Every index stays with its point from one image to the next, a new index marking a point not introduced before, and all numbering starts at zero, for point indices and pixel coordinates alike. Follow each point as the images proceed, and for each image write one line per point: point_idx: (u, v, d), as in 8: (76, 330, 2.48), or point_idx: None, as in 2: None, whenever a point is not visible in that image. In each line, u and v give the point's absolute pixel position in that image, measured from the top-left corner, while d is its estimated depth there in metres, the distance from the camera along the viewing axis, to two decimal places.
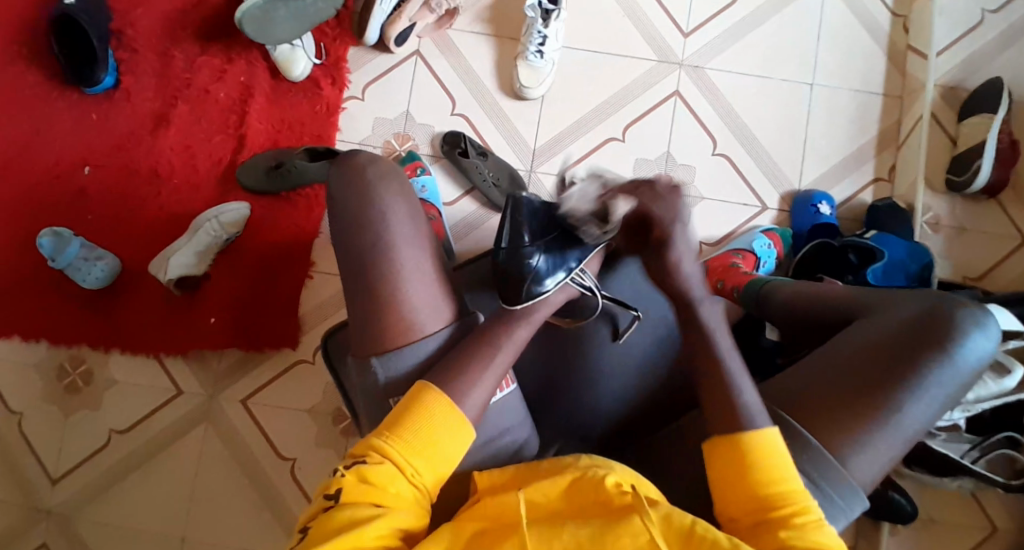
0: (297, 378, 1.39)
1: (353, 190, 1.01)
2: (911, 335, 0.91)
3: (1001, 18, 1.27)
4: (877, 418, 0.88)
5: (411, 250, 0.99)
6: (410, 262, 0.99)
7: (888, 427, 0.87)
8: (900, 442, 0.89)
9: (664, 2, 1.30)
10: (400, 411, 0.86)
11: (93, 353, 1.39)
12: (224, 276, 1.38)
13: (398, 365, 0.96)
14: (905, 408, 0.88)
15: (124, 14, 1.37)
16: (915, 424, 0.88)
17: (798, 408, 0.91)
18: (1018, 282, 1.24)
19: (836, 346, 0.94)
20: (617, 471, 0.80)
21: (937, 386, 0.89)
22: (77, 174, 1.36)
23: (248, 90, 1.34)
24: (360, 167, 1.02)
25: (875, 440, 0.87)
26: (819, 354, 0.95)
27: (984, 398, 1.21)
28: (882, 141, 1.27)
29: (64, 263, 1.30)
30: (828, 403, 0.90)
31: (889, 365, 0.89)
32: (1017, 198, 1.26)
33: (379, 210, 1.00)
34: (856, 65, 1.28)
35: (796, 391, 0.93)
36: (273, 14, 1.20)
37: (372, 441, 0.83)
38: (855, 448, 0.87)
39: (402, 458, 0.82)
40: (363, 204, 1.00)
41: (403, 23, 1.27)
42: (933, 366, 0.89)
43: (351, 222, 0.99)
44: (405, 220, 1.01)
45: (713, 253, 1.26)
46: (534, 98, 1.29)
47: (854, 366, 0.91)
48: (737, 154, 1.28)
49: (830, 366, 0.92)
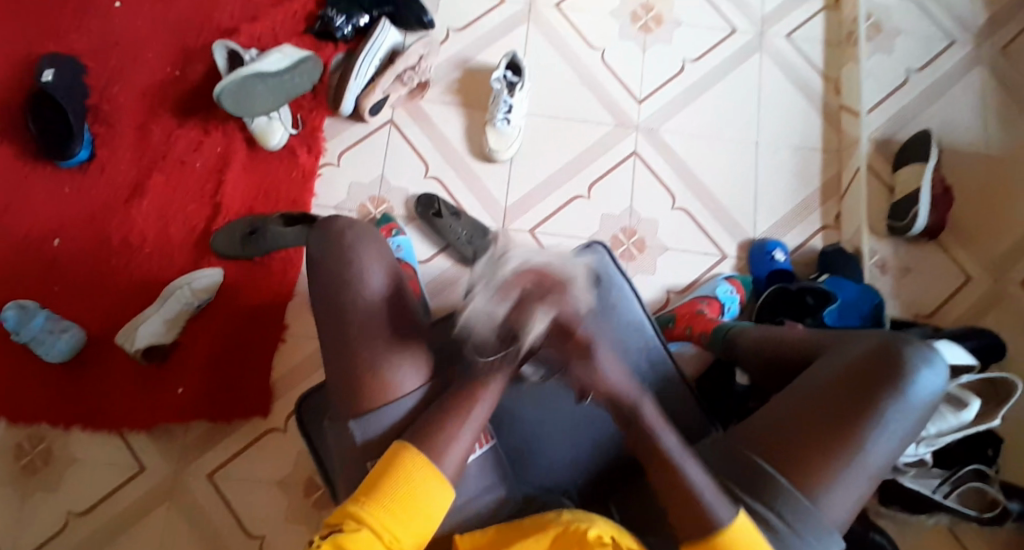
0: (267, 448, 1.35)
1: (331, 255, 1.05)
2: (868, 373, 0.95)
3: (924, 77, 1.41)
4: (844, 455, 0.92)
5: (391, 307, 1.03)
6: (390, 320, 1.02)
7: (853, 465, 0.92)
8: (866, 480, 0.93)
9: (619, 73, 1.41)
10: (374, 476, 0.88)
11: (54, 429, 1.33)
12: (194, 345, 1.36)
13: (381, 423, 0.98)
14: (868, 446, 0.92)
15: (100, 89, 1.40)
16: (878, 459, 0.92)
17: (769, 448, 0.95)
18: (964, 316, 1.32)
19: (798, 387, 0.99)
20: (598, 524, 0.85)
21: (895, 421, 0.93)
22: (47, 246, 1.36)
23: (225, 159, 1.39)
24: (339, 233, 1.06)
25: (843, 478, 0.91)
26: (784, 401, 0.98)
27: (946, 432, 1.19)
28: (826, 192, 1.38)
29: (29, 335, 1.28)
30: (797, 442, 0.94)
31: (850, 403, 0.94)
32: (955, 238, 1.35)
33: (357, 272, 1.03)
34: (796, 124, 1.40)
35: (765, 432, 0.96)
36: (251, 89, 1.28)
37: (348, 508, 0.85)
38: (825, 487, 0.91)
39: (377, 522, 0.84)
40: (342, 266, 1.04)
41: (378, 95, 1.35)
42: (890, 403, 0.93)
43: (333, 266, 1.03)
44: (383, 279, 1.04)
45: (680, 300, 1.32)
46: (503, 160, 1.36)
47: (818, 410, 0.95)
48: (694, 207, 1.36)
49: (795, 408, 0.96)
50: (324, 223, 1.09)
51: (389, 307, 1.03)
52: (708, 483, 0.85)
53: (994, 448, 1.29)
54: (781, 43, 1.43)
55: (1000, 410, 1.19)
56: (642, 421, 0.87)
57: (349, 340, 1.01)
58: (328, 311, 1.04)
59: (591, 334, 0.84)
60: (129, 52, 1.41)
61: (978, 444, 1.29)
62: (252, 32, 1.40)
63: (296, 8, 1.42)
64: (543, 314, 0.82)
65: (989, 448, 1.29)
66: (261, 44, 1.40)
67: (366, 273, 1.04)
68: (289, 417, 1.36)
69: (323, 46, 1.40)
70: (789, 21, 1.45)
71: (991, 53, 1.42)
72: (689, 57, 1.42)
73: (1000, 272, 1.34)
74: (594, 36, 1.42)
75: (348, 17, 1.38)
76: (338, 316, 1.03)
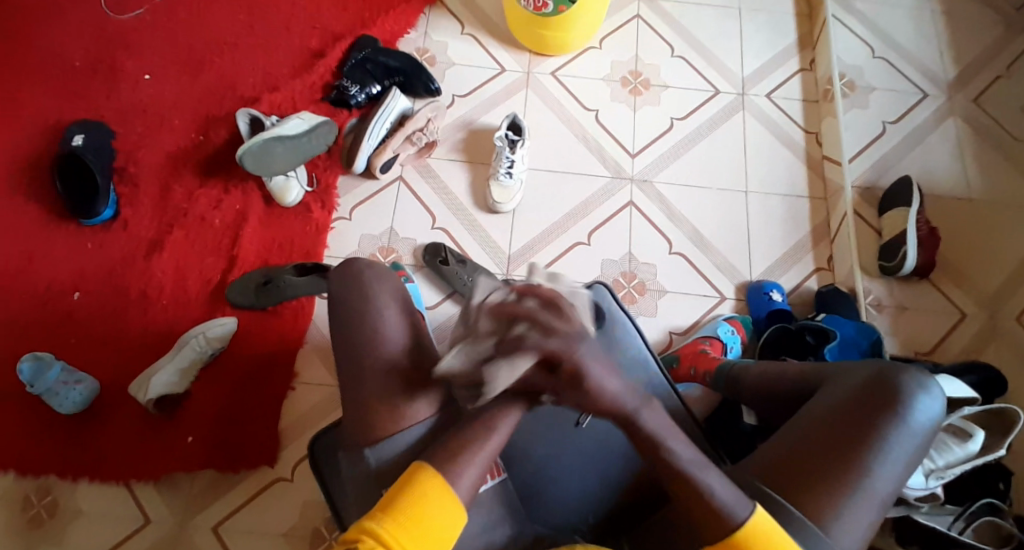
0: (273, 500, 1.33)
1: (350, 289, 1.02)
2: (866, 400, 0.96)
3: (899, 128, 1.51)
4: (852, 479, 0.91)
5: (403, 338, 1.00)
6: (399, 352, 0.99)
7: (861, 491, 0.91)
8: (875, 506, 0.92)
9: (613, 131, 1.51)
10: (391, 493, 0.84)
11: (60, 482, 1.32)
12: (205, 394, 1.37)
13: (395, 448, 0.95)
14: (874, 470, 0.92)
15: (127, 154, 1.49)
16: (884, 486, 0.92)
17: (777, 476, 0.94)
18: (966, 351, 1.34)
19: (799, 419, 0.98)
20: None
21: (897, 445, 0.93)
22: (67, 299, 1.40)
23: (243, 216, 1.45)
24: (356, 271, 1.04)
25: (853, 503, 0.91)
26: (788, 431, 0.98)
27: (954, 464, 1.14)
28: (816, 236, 1.44)
29: (43, 387, 1.28)
30: (803, 468, 0.93)
31: (852, 429, 0.94)
32: (947, 276, 1.39)
33: (374, 304, 1.01)
34: (783, 175, 1.48)
35: (771, 465, 0.95)
36: (272, 150, 1.35)
37: (363, 525, 0.80)
38: (835, 512, 0.90)
39: (394, 541, 0.79)
40: (362, 299, 1.01)
41: (388, 155, 1.44)
42: (891, 428, 0.93)
43: (351, 289, 1.02)
44: (399, 311, 1.02)
45: (683, 341, 1.35)
46: (506, 212, 1.44)
47: (820, 438, 0.94)
48: (692, 252, 1.42)
49: (798, 438, 0.96)
50: (343, 261, 1.07)
51: (402, 337, 1.00)
52: (734, 494, 0.84)
53: (1005, 481, 1.27)
54: (762, 102, 1.54)
55: (1006, 440, 1.16)
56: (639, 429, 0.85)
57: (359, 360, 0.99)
58: (341, 331, 1.01)
59: (582, 359, 0.79)
60: (157, 119, 1.51)
61: (989, 478, 1.27)
62: (273, 101, 1.50)
63: (314, 77, 1.53)
64: (529, 348, 0.79)
65: (1000, 482, 1.26)
66: (281, 112, 1.50)
67: (383, 304, 1.01)
68: (296, 466, 1.35)
69: (338, 112, 1.51)
70: (768, 83, 1.56)
71: (963, 104, 1.53)
72: (676, 115, 1.52)
73: (994, 309, 1.37)
74: (588, 98, 1.53)
75: (362, 86, 1.50)
76: (351, 343, 1.00)
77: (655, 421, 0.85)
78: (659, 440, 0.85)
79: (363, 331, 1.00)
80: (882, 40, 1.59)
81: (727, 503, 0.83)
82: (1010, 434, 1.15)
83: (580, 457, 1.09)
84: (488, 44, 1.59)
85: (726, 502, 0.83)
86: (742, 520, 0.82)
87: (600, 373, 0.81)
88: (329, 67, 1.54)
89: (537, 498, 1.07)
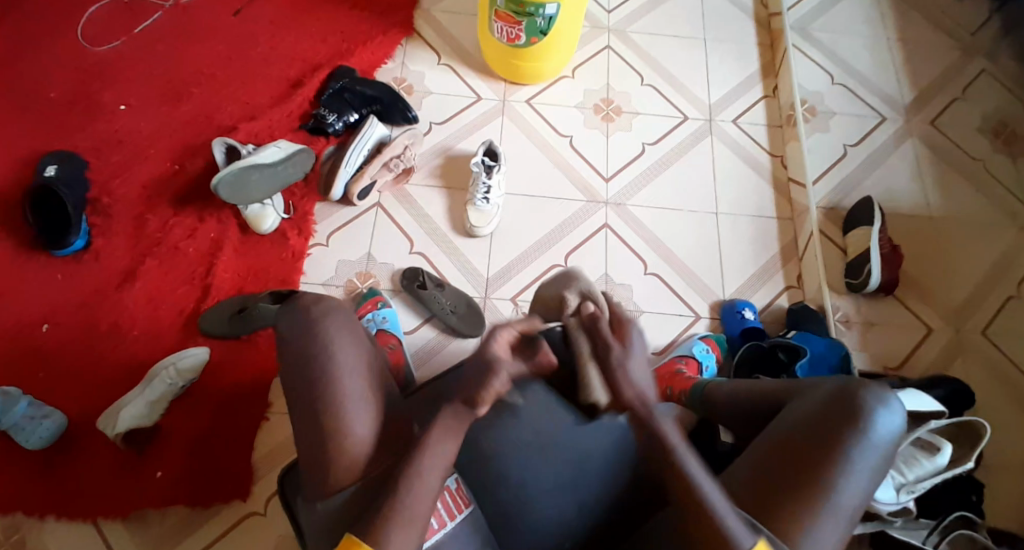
0: (246, 535, 1.27)
1: (299, 334, 0.95)
2: (828, 415, 0.93)
3: (860, 151, 1.57)
4: (817, 497, 0.88)
5: (356, 378, 0.94)
6: (355, 392, 0.93)
7: (827, 507, 0.88)
8: (842, 522, 0.89)
9: (586, 156, 1.54)
10: None
11: (27, 520, 1.24)
12: (179, 426, 1.30)
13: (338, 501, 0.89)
14: (840, 486, 0.89)
15: (101, 184, 1.47)
16: (850, 502, 0.89)
17: (747, 496, 0.91)
18: (932, 365, 1.38)
19: (766, 436, 0.96)
20: None
21: (861, 460, 0.91)
22: (35, 332, 1.35)
23: (218, 245, 1.43)
24: (306, 310, 0.97)
25: (819, 521, 0.88)
26: (755, 448, 0.95)
27: (924, 477, 1.09)
28: (785, 255, 1.48)
29: (9, 422, 1.23)
30: (770, 486, 0.90)
31: (815, 444, 0.91)
32: (911, 294, 1.44)
33: (324, 344, 0.94)
34: (751, 197, 1.53)
35: (739, 485, 0.92)
36: (247, 179, 1.35)
37: None
38: (803, 530, 0.87)
39: None
40: (308, 336, 0.95)
41: (366, 181, 1.45)
42: (854, 443, 0.91)
43: (299, 331, 0.95)
44: (350, 348, 0.96)
45: (661, 360, 1.36)
46: (483, 235, 1.45)
47: (785, 455, 0.92)
48: (667, 272, 1.45)
49: (765, 456, 0.93)
50: (292, 298, 1.00)
51: (356, 376, 0.94)
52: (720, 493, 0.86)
53: (977, 493, 1.22)
54: (728, 127, 1.60)
55: (974, 453, 1.11)
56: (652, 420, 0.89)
57: (316, 390, 0.92)
58: (292, 370, 0.94)
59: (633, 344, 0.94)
60: (133, 149, 1.50)
61: (959, 489, 1.21)
62: (250, 130, 1.51)
63: (291, 107, 1.54)
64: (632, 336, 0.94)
65: (972, 495, 1.21)
66: (258, 141, 1.51)
67: (336, 347, 0.94)
68: (271, 499, 1.29)
69: (315, 140, 1.52)
70: (734, 109, 1.62)
71: (920, 127, 1.60)
72: (648, 140, 1.57)
73: (958, 325, 1.41)
74: (562, 124, 1.57)
75: (339, 115, 1.52)
76: (318, 369, 0.93)
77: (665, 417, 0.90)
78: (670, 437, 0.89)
79: (309, 376, 0.93)
80: (843, 67, 1.67)
81: (722, 519, 0.85)
82: (978, 446, 1.11)
83: (553, 480, 1.03)
84: (463, 73, 1.62)
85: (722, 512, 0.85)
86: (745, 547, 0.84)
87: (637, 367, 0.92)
88: (307, 96, 1.56)
89: (517, 524, 1.02)
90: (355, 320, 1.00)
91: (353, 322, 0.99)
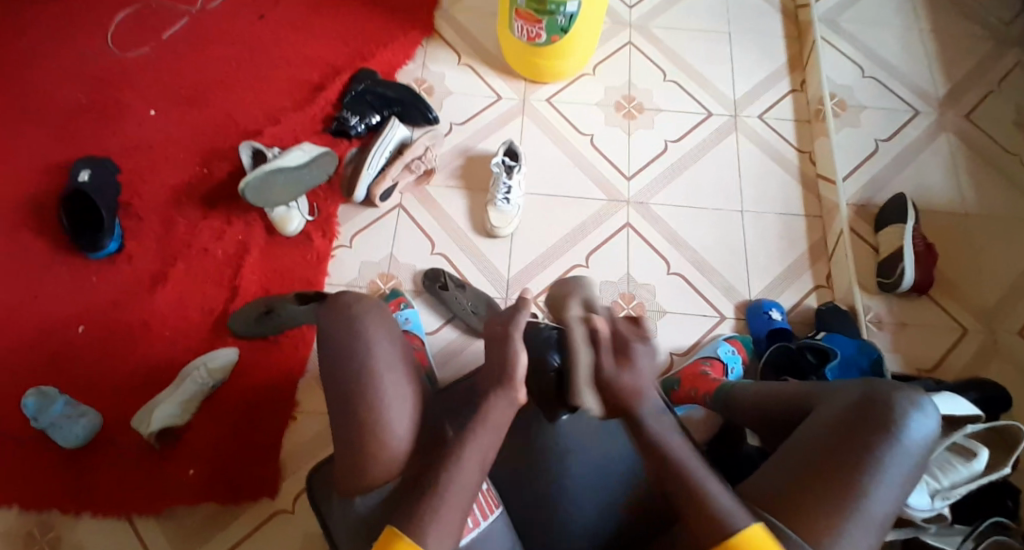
0: (273, 532, 1.29)
1: (335, 328, 0.95)
2: (858, 421, 0.91)
3: (892, 145, 1.52)
4: (847, 502, 0.86)
5: (395, 374, 0.94)
6: (394, 389, 0.93)
7: (857, 515, 0.86)
8: (874, 530, 0.87)
9: (608, 155, 1.53)
10: None
11: (65, 515, 1.29)
12: (207, 425, 1.33)
13: (380, 496, 0.92)
14: (869, 493, 0.87)
15: (132, 188, 1.51)
16: (881, 509, 0.87)
17: (774, 502, 0.89)
18: (968, 367, 1.33)
19: (794, 441, 0.94)
20: None
21: (892, 467, 0.88)
22: (71, 333, 1.39)
23: (244, 247, 1.46)
24: (344, 308, 0.97)
25: (849, 528, 0.85)
26: (783, 453, 0.93)
27: (959, 483, 1.05)
28: (814, 253, 1.45)
29: (47, 421, 1.27)
30: (797, 492, 0.88)
31: (844, 450, 0.89)
32: (947, 293, 1.39)
33: (362, 342, 0.94)
34: (778, 194, 1.50)
35: (768, 488, 0.91)
36: (271, 182, 1.36)
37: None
38: (833, 537, 0.85)
39: None
40: (346, 332, 0.95)
41: (388, 183, 1.46)
42: (885, 448, 0.89)
43: (334, 327, 0.95)
44: (386, 342, 0.96)
45: (683, 361, 1.35)
46: (504, 235, 1.45)
47: (814, 459, 0.90)
48: (690, 272, 1.43)
49: (794, 458, 0.92)
50: (331, 296, 1.00)
51: (394, 369, 0.94)
52: (734, 502, 0.85)
53: (1013, 499, 1.18)
54: (754, 123, 1.56)
55: (1011, 458, 1.07)
56: (645, 433, 0.91)
57: (347, 389, 0.92)
58: (326, 370, 0.95)
59: (633, 365, 0.91)
60: (162, 154, 1.54)
61: (994, 496, 1.17)
62: (274, 133, 1.54)
63: (314, 110, 1.56)
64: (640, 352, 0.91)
65: (1008, 500, 1.18)
66: (282, 144, 1.53)
67: (376, 345, 0.94)
68: (298, 497, 1.31)
69: (338, 142, 1.54)
70: (760, 104, 1.58)
71: (955, 120, 1.54)
72: (670, 137, 1.55)
73: (996, 325, 1.36)
74: (583, 123, 1.56)
75: (361, 117, 1.53)
76: (334, 374, 0.94)
77: (661, 426, 0.91)
78: (663, 446, 0.90)
79: (347, 376, 0.93)
80: (873, 58, 1.62)
81: (724, 510, 0.85)
82: (1015, 451, 1.07)
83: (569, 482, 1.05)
84: (483, 73, 1.62)
85: (725, 509, 0.85)
86: (739, 528, 0.83)
87: (635, 383, 0.91)
88: (329, 100, 1.57)
89: (532, 531, 1.03)
90: (390, 315, 1.00)
91: (391, 318, 0.99)
